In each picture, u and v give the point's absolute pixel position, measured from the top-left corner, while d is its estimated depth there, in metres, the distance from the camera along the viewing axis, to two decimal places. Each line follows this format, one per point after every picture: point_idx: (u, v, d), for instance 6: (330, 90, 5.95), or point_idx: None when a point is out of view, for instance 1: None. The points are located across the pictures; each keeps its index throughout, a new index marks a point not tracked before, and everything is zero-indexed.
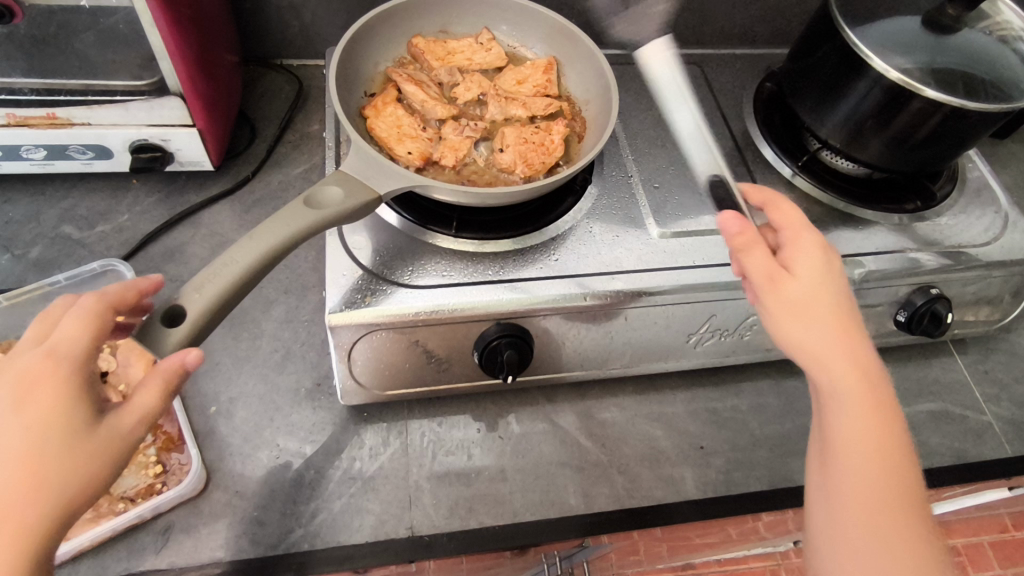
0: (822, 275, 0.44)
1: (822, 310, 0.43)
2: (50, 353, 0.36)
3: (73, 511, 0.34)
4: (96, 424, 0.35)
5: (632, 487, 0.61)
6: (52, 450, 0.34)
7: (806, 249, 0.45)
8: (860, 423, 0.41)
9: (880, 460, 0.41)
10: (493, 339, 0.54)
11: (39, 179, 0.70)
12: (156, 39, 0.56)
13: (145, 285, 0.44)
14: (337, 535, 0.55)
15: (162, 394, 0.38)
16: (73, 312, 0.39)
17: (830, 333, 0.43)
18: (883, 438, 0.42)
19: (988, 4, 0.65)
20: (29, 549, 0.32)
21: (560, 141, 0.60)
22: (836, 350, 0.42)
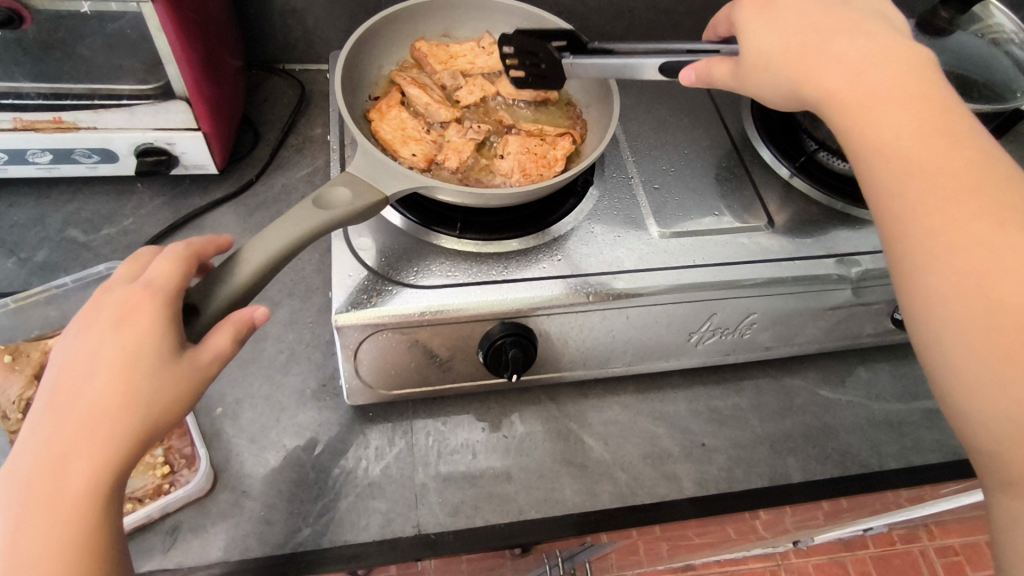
0: (772, 22, 0.47)
1: (782, 55, 0.45)
2: (146, 287, 0.39)
3: (153, 431, 0.38)
4: (177, 354, 0.38)
5: (635, 484, 0.61)
6: (140, 373, 0.37)
7: (749, 18, 0.48)
8: (869, 113, 0.41)
9: (933, 143, 0.39)
10: (498, 338, 0.54)
11: (44, 183, 0.70)
12: (161, 42, 0.57)
13: (221, 243, 0.46)
14: (344, 534, 0.55)
15: (232, 340, 0.41)
16: (164, 256, 0.42)
17: (805, 59, 0.44)
18: (916, 109, 0.41)
19: (979, 7, 0.67)
20: (110, 464, 0.36)
21: (562, 155, 0.61)
22: (818, 69, 0.44)
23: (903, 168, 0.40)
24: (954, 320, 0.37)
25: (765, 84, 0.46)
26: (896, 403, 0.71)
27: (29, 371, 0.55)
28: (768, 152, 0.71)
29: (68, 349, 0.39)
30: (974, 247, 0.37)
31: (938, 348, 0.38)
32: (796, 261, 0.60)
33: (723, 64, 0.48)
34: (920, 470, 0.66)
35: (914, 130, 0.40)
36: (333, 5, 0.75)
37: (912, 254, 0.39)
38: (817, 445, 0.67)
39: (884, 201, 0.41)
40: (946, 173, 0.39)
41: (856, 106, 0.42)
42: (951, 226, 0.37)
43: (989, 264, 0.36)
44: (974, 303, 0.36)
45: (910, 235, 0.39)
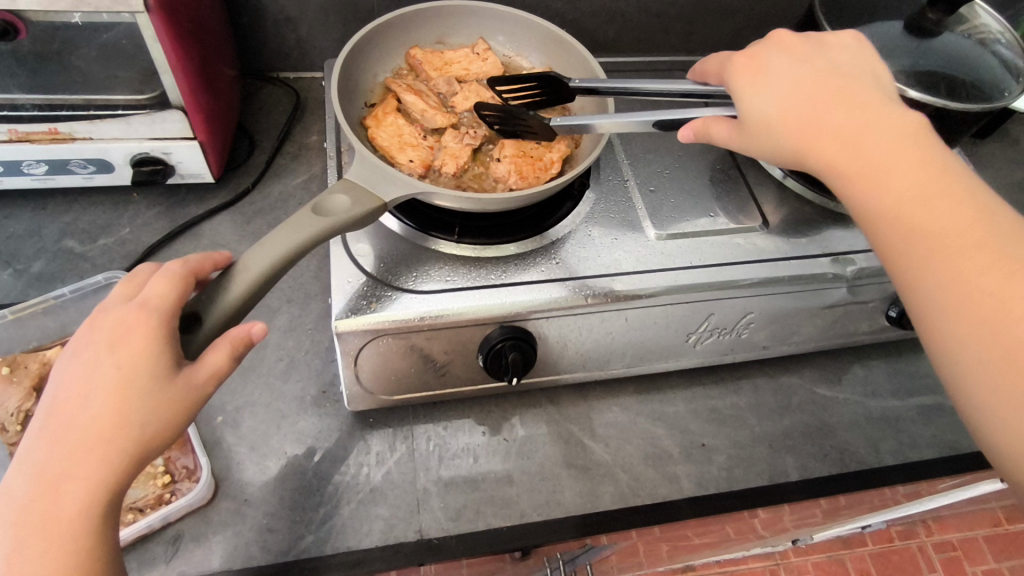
0: (767, 87, 0.47)
1: (785, 121, 0.46)
2: (143, 305, 0.39)
3: (148, 452, 0.38)
4: (172, 374, 0.38)
5: (636, 485, 0.62)
6: (135, 394, 0.37)
7: (742, 83, 0.49)
8: (868, 178, 0.43)
9: (937, 205, 0.41)
10: (498, 342, 0.55)
11: (40, 194, 0.70)
12: (157, 53, 0.57)
13: (219, 259, 0.46)
14: (347, 540, 0.55)
15: (229, 358, 0.41)
16: (160, 273, 0.42)
17: (808, 125, 0.45)
18: (913, 171, 0.42)
19: (966, 9, 0.68)
20: (105, 487, 0.36)
21: (558, 158, 0.61)
22: (822, 138, 0.44)
23: (905, 232, 0.41)
24: (980, 379, 0.39)
25: (769, 147, 0.47)
26: (893, 400, 0.72)
27: (27, 383, 0.55)
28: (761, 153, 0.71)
29: (64, 370, 0.39)
30: (991, 307, 0.38)
31: (974, 409, 0.39)
32: (792, 261, 0.61)
33: (720, 125, 0.49)
34: (917, 466, 0.67)
35: (915, 192, 0.41)
36: (327, 13, 0.75)
37: (934, 316, 0.41)
38: (815, 443, 0.67)
39: (897, 263, 0.42)
40: (953, 232, 0.40)
41: (858, 172, 0.43)
42: (962, 287, 0.39)
43: (1005, 322, 0.38)
44: (1000, 361, 0.38)
45: (927, 299, 0.41)
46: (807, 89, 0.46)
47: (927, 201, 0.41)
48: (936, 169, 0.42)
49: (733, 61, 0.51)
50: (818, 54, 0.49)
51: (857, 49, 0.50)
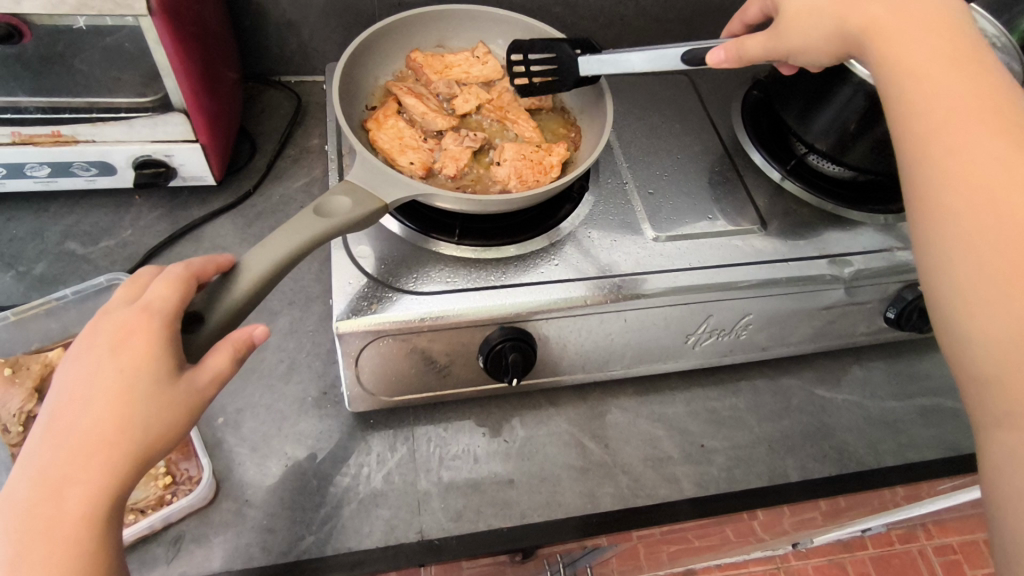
0: None
1: (827, 1, 0.48)
2: (145, 308, 0.40)
3: (151, 455, 0.38)
4: (175, 377, 0.39)
5: (636, 486, 0.62)
6: (137, 398, 0.37)
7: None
8: (899, 42, 0.45)
9: (970, 93, 0.41)
10: (498, 343, 0.55)
11: (43, 197, 0.70)
12: (160, 56, 0.57)
13: (223, 260, 0.45)
14: (347, 541, 0.55)
15: (231, 361, 0.41)
16: (162, 277, 0.42)
17: (848, 0, 0.47)
18: (938, 43, 0.44)
19: (964, 14, 0.68)
20: (108, 490, 0.36)
21: (558, 162, 0.61)
22: (864, 13, 0.46)
23: (922, 96, 0.43)
24: (954, 240, 0.39)
25: (805, 31, 0.49)
26: (892, 401, 0.72)
27: (29, 385, 0.55)
28: (760, 156, 0.72)
29: (67, 374, 0.39)
30: (985, 170, 0.39)
31: (941, 273, 0.40)
32: (791, 262, 0.61)
33: (753, 38, 0.51)
34: (917, 466, 0.67)
35: (939, 59, 0.43)
36: (328, 17, 0.76)
37: (926, 177, 0.41)
38: (815, 444, 0.67)
39: (907, 122, 0.43)
40: (963, 101, 0.41)
41: (889, 36, 0.45)
42: (959, 148, 0.40)
43: (992, 182, 0.39)
44: (985, 219, 0.38)
45: (926, 159, 0.42)
46: None
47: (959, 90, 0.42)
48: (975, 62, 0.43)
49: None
50: None
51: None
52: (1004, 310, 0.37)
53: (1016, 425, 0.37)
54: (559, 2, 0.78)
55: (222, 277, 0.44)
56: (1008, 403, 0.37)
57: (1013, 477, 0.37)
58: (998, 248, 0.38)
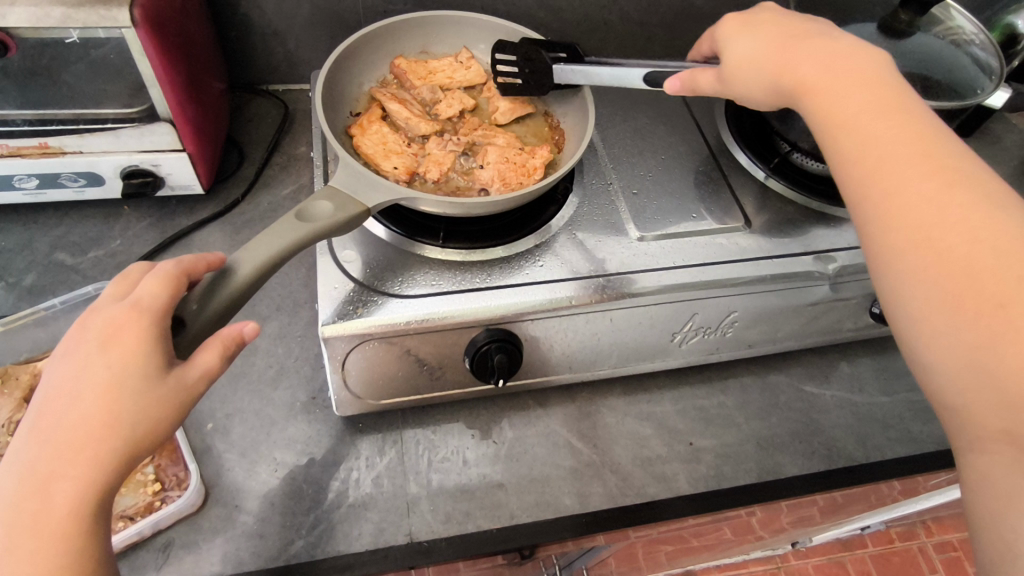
0: (743, 38, 0.51)
1: (763, 55, 0.49)
2: (135, 305, 0.39)
3: (139, 452, 0.38)
4: (165, 374, 0.39)
5: (625, 485, 0.62)
6: (127, 395, 0.37)
7: (730, 30, 0.53)
8: (833, 94, 0.45)
9: (904, 141, 0.42)
10: (483, 344, 0.56)
11: (31, 208, 0.71)
12: (145, 67, 0.58)
13: (213, 259, 0.45)
14: (337, 545, 0.55)
15: (220, 358, 0.42)
16: (153, 273, 0.42)
17: (782, 56, 0.48)
18: (871, 91, 0.44)
19: (941, 10, 0.69)
20: (96, 485, 0.37)
21: (541, 164, 0.62)
22: (797, 63, 0.47)
23: (857, 144, 0.43)
24: (907, 279, 0.40)
25: (749, 84, 0.51)
26: (881, 397, 0.72)
27: (18, 395, 0.56)
28: (744, 156, 0.72)
29: (55, 369, 0.39)
30: (925, 215, 0.40)
31: (901, 310, 0.41)
32: (775, 259, 0.62)
33: (705, 72, 0.53)
34: (907, 461, 0.67)
35: (878, 105, 0.44)
36: (314, 26, 0.77)
37: (872, 224, 0.42)
38: (804, 441, 0.67)
39: (850, 170, 0.44)
40: (896, 147, 0.42)
41: (822, 91, 0.46)
42: (893, 191, 0.41)
43: (930, 222, 0.39)
44: (932, 257, 0.39)
45: (869, 209, 0.42)
46: (781, 34, 0.49)
47: (889, 140, 0.42)
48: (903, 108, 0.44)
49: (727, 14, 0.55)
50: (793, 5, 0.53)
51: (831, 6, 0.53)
52: (956, 342, 0.38)
53: (988, 450, 0.37)
54: (542, 8, 0.79)
55: (213, 274, 0.44)
56: (979, 431, 0.38)
57: (986, 498, 0.38)
58: (948, 285, 0.38)
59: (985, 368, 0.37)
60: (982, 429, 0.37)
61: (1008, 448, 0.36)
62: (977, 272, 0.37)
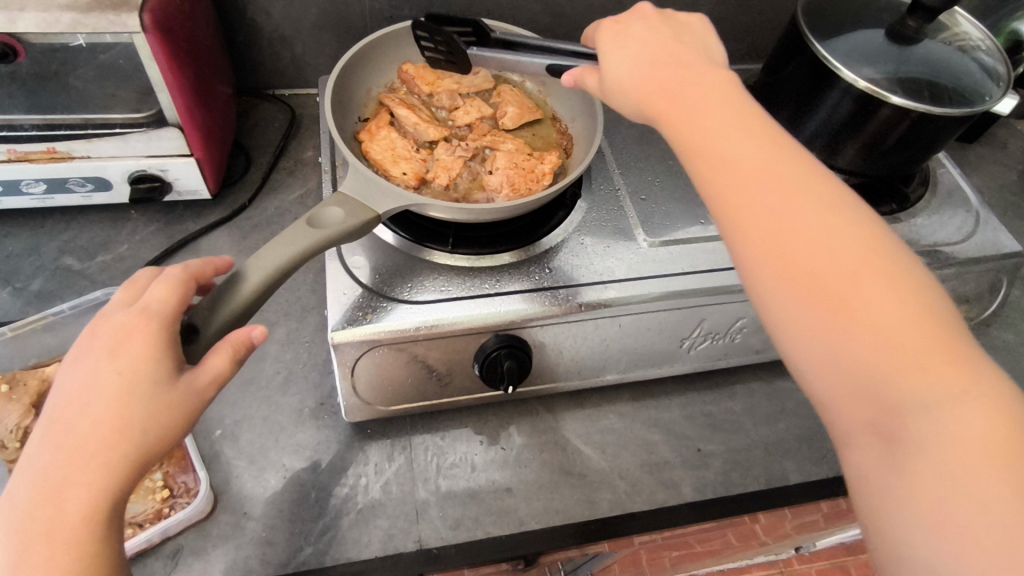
0: (618, 48, 0.50)
1: (631, 70, 0.48)
2: (143, 310, 0.40)
3: (150, 458, 0.38)
4: (175, 379, 0.39)
5: (634, 491, 0.62)
6: (137, 400, 0.37)
7: (608, 37, 0.51)
8: (690, 113, 0.44)
9: (761, 154, 0.42)
10: (493, 350, 0.55)
11: (39, 213, 0.71)
12: (154, 72, 0.58)
13: (219, 264, 0.48)
14: (346, 551, 0.55)
15: (230, 361, 0.41)
16: (160, 280, 0.43)
17: (644, 74, 0.47)
18: (726, 111, 0.44)
19: (946, 17, 0.69)
20: (108, 490, 0.36)
21: (550, 169, 0.61)
22: (656, 81, 0.46)
23: (716, 165, 0.43)
24: (774, 291, 0.39)
25: (619, 102, 0.49)
26: None
27: (27, 401, 0.55)
28: None
29: (65, 376, 0.39)
30: (785, 227, 0.40)
31: (768, 320, 0.40)
32: None
33: (594, 75, 0.50)
34: None
35: (727, 122, 0.43)
36: (321, 32, 0.77)
37: (732, 239, 0.42)
38: (813, 446, 0.67)
39: (708, 188, 0.43)
40: (745, 161, 0.42)
41: (681, 111, 0.45)
42: (753, 206, 0.41)
43: (790, 234, 0.39)
44: (792, 269, 0.39)
45: (733, 228, 0.41)
46: (650, 50, 0.48)
47: (747, 155, 0.42)
48: (757, 123, 0.43)
49: (603, 19, 0.53)
50: (663, 20, 0.52)
51: (697, 20, 0.53)
52: (823, 351, 0.37)
53: (857, 446, 0.38)
54: (549, 13, 0.79)
55: (223, 280, 0.44)
56: (857, 430, 0.37)
57: (870, 500, 0.37)
58: (804, 292, 0.38)
59: (856, 370, 0.36)
60: (851, 427, 0.38)
61: (880, 447, 0.36)
62: (834, 283, 0.37)
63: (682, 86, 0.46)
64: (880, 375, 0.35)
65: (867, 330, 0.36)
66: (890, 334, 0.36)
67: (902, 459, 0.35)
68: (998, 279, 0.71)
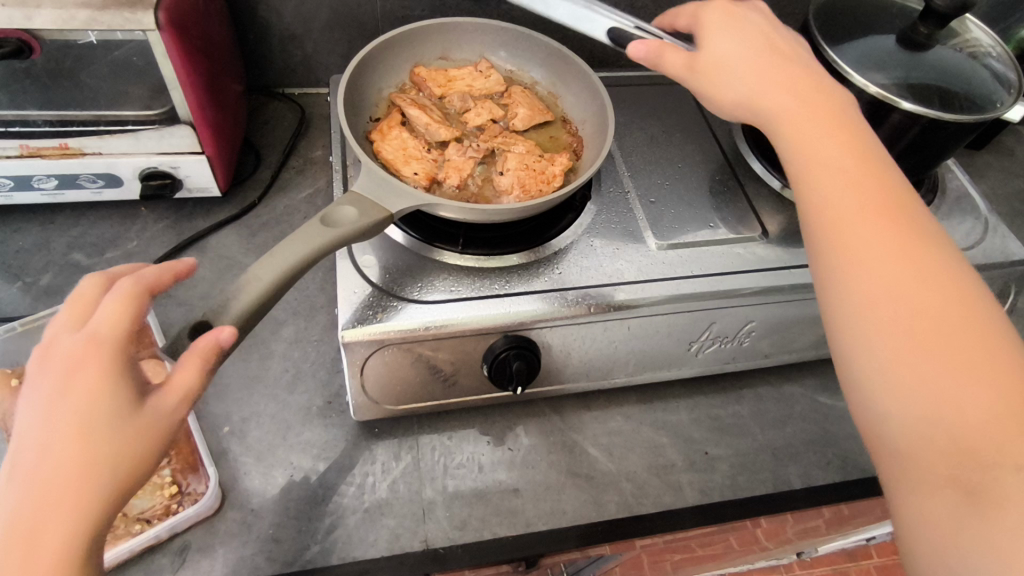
0: (726, 49, 0.52)
1: (747, 83, 0.50)
2: (92, 336, 0.36)
3: (127, 493, 0.35)
4: (139, 407, 0.36)
5: (641, 494, 0.62)
6: (100, 437, 0.34)
7: (713, 24, 0.53)
8: (812, 138, 0.47)
9: (876, 201, 0.44)
10: (502, 351, 0.55)
11: (49, 208, 0.71)
12: (168, 70, 0.58)
13: (180, 265, 0.43)
14: (353, 550, 0.55)
15: (199, 375, 0.38)
16: (111, 296, 0.38)
17: (781, 87, 0.49)
18: (847, 150, 0.47)
19: (957, 23, 0.69)
20: (82, 538, 0.33)
21: (561, 171, 0.62)
22: (782, 102, 0.49)
23: (831, 200, 0.45)
24: (871, 323, 0.41)
25: (728, 100, 0.51)
26: None
27: None
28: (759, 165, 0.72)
29: (17, 416, 0.35)
30: (890, 273, 0.42)
31: (861, 359, 0.42)
32: (794, 269, 0.62)
33: (672, 52, 0.53)
34: None
35: (851, 166, 0.46)
36: (332, 31, 0.77)
37: (839, 269, 0.44)
38: (819, 451, 0.67)
39: (822, 220, 0.45)
40: (856, 208, 0.44)
41: (802, 136, 0.48)
42: (865, 245, 0.43)
43: (896, 279, 0.42)
44: (894, 311, 0.41)
45: (840, 257, 0.44)
46: (781, 70, 0.51)
47: (859, 198, 0.45)
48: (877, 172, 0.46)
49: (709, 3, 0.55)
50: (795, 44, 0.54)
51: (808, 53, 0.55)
52: (912, 386, 0.39)
53: (930, 492, 0.38)
54: None
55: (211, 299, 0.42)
56: (926, 477, 0.38)
57: (934, 546, 0.37)
58: (924, 329, 0.40)
59: (943, 416, 0.38)
60: (926, 475, 0.38)
61: (954, 495, 0.37)
62: (935, 333, 0.39)
63: (806, 117, 0.48)
64: (981, 430, 0.37)
65: (976, 385, 0.38)
66: (985, 390, 0.37)
67: (985, 514, 0.35)
68: (1006, 287, 0.71)
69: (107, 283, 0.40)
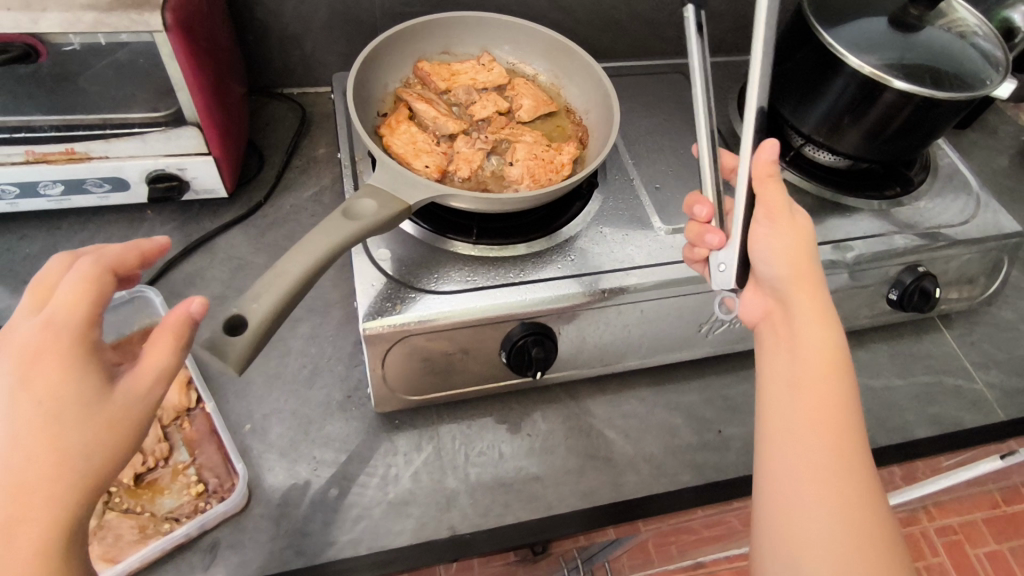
0: (777, 250, 0.49)
1: (802, 241, 0.49)
2: (48, 324, 0.39)
3: (104, 474, 0.38)
4: (107, 391, 0.39)
5: (658, 473, 0.63)
6: (70, 422, 0.37)
7: (774, 227, 0.49)
8: (813, 304, 0.49)
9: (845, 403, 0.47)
10: (520, 338, 0.56)
11: (54, 215, 0.70)
12: (174, 71, 0.58)
13: (145, 246, 0.45)
14: (381, 540, 0.56)
15: (170, 353, 0.41)
16: (73, 275, 0.41)
17: (812, 248, 0.49)
18: (827, 339, 0.48)
19: (945, 5, 0.71)
20: (60, 518, 0.36)
21: (569, 160, 0.63)
22: (816, 268, 0.49)
23: (806, 363, 0.48)
24: (799, 476, 0.45)
25: (780, 246, 0.49)
26: (898, 380, 0.74)
27: None
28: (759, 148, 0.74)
29: None
30: (825, 460, 0.45)
31: (777, 495, 0.45)
32: None
33: (774, 189, 0.48)
34: (925, 442, 0.69)
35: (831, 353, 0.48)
36: (331, 29, 0.77)
37: (787, 419, 0.47)
38: None
39: (798, 350, 0.48)
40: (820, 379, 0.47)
41: (803, 299, 0.49)
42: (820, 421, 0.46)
43: (830, 465, 0.44)
44: (822, 478, 0.44)
45: (797, 415, 0.47)
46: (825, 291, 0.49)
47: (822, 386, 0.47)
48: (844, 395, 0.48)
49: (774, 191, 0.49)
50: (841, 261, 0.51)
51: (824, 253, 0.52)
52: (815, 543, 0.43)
53: None
54: (555, 8, 0.80)
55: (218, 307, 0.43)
56: None
57: None
58: (811, 486, 0.44)
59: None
60: None
61: None
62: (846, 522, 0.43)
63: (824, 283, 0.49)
64: None
65: None
66: None
67: None
68: (999, 259, 0.74)
69: (72, 262, 0.43)
